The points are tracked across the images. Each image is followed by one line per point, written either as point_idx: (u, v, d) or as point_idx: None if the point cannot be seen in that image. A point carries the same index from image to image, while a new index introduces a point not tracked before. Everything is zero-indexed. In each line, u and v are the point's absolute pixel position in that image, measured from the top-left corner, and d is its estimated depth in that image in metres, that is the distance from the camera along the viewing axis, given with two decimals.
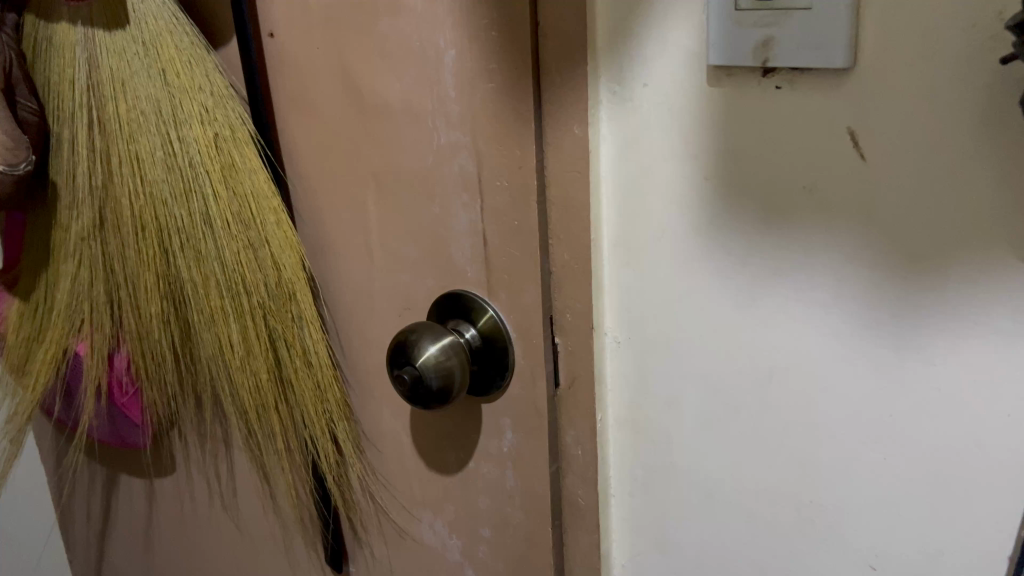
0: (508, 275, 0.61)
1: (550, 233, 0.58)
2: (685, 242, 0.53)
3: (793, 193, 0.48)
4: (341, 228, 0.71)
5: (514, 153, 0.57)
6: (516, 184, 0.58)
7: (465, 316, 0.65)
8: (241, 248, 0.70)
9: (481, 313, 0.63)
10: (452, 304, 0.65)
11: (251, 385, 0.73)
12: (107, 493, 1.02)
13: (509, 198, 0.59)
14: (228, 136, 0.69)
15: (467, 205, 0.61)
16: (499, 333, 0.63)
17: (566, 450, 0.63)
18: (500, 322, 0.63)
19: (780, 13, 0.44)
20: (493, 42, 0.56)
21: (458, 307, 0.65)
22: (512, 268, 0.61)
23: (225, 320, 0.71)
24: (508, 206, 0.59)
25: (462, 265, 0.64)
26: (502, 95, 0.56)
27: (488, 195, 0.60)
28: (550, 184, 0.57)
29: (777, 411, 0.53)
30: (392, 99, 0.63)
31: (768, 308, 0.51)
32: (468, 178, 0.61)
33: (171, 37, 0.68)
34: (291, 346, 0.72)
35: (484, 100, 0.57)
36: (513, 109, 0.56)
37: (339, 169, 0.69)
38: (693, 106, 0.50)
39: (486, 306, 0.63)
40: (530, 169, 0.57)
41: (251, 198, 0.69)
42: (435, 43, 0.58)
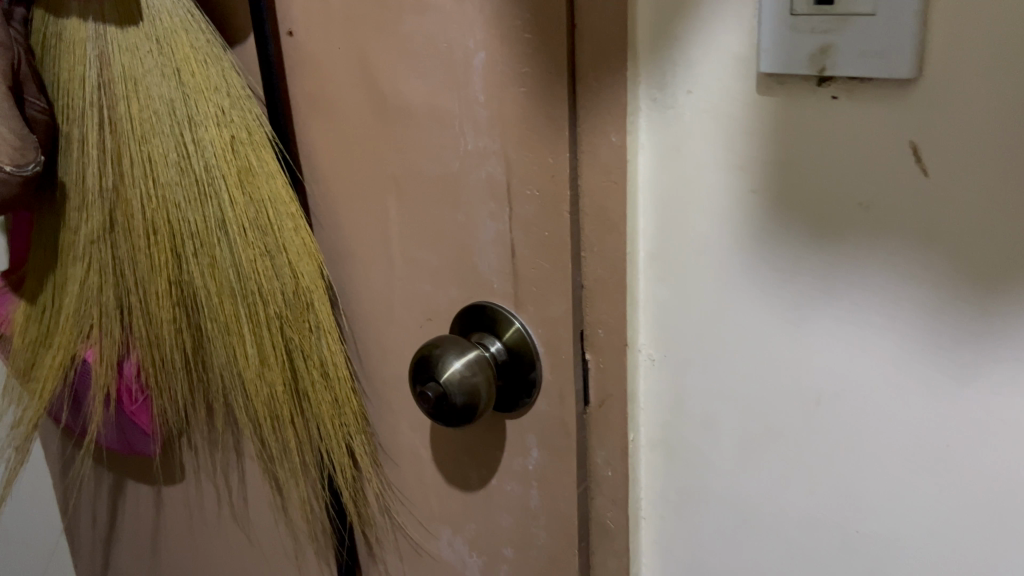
0: (537, 288, 0.58)
1: (582, 245, 0.56)
2: (728, 259, 0.50)
3: (847, 209, 0.45)
4: (360, 234, 0.68)
5: (546, 161, 0.54)
6: (547, 193, 0.55)
7: (489, 328, 0.62)
8: (257, 255, 0.67)
9: (507, 325, 0.61)
10: (476, 316, 0.63)
11: (266, 397, 0.71)
12: (113, 499, 1.00)
13: (539, 207, 0.56)
14: (245, 139, 0.66)
15: (494, 214, 0.59)
16: (525, 346, 0.61)
17: (595, 470, 0.61)
18: (526, 335, 0.60)
19: (840, 18, 0.41)
20: (526, 44, 0.53)
21: (482, 318, 0.62)
22: (541, 280, 0.58)
23: (240, 330, 0.69)
24: (538, 216, 0.56)
25: (488, 276, 0.61)
26: (535, 100, 0.54)
27: (517, 204, 0.57)
28: (584, 194, 0.54)
29: (820, 438, 0.50)
30: (416, 103, 0.60)
31: (816, 330, 0.48)
32: (495, 186, 0.58)
33: (186, 35, 0.65)
34: (308, 357, 0.70)
35: (515, 105, 0.55)
36: (545, 116, 0.53)
37: (359, 175, 0.66)
38: (740, 116, 0.47)
39: (512, 318, 0.60)
40: (563, 178, 0.54)
41: (268, 204, 0.67)
42: (463, 44, 0.56)
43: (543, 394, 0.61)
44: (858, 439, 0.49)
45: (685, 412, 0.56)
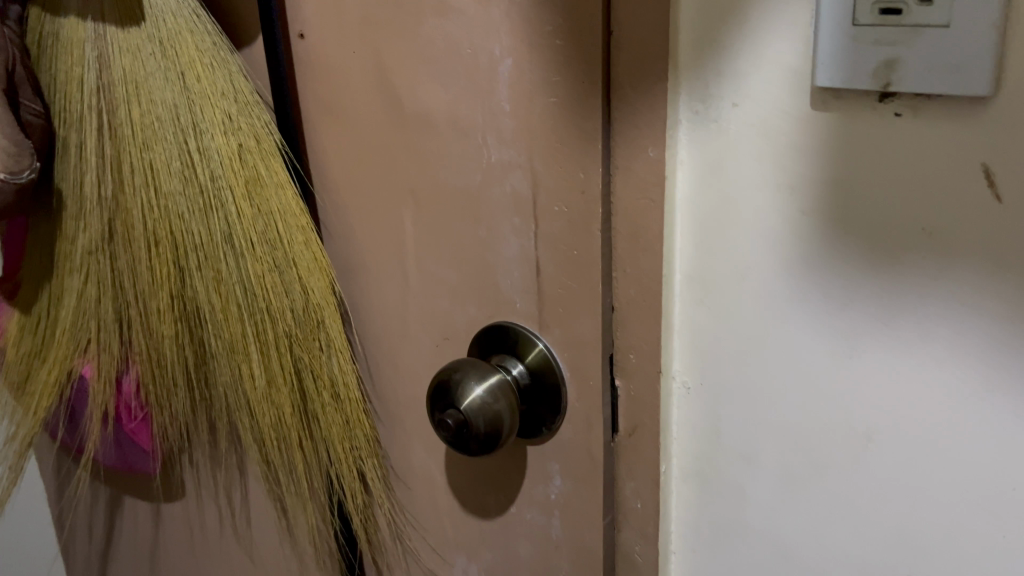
0: (563, 308, 0.55)
1: (614, 265, 0.52)
2: (773, 285, 0.47)
3: (909, 235, 0.42)
4: (374, 247, 0.65)
5: (577, 176, 0.51)
6: (576, 210, 0.52)
7: (511, 350, 0.59)
8: (266, 271, 0.65)
9: (530, 347, 0.57)
10: (496, 336, 0.59)
11: (273, 418, 0.68)
12: (111, 515, 0.96)
13: (568, 224, 0.53)
14: (253, 148, 0.63)
15: (518, 230, 0.55)
16: (550, 370, 0.57)
17: (623, 501, 0.58)
18: (550, 357, 0.57)
19: (908, 30, 0.38)
20: (557, 50, 0.49)
21: (502, 339, 0.59)
22: (568, 301, 0.55)
23: (247, 347, 0.66)
24: (567, 234, 0.53)
25: (510, 294, 0.58)
26: (566, 111, 0.50)
27: (543, 221, 0.54)
28: (616, 210, 0.51)
29: (870, 477, 0.47)
30: (436, 112, 0.56)
31: (869, 363, 0.45)
32: (521, 201, 0.54)
33: (192, 37, 0.61)
34: (318, 378, 0.67)
35: (544, 115, 0.51)
36: (577, 127, 0.50)
37: (373, 185, 0.63)
38: (790, 132, 0.44)
39: (536, 339, 0.57)
40: (595, 195, 0.51)
41: (278, 216, 0.64)
42: (488, 49, 0.52)
43: (568, 420, 0.58)
44: (912, 480, 0.45)
45: (721, 443, 0.53)
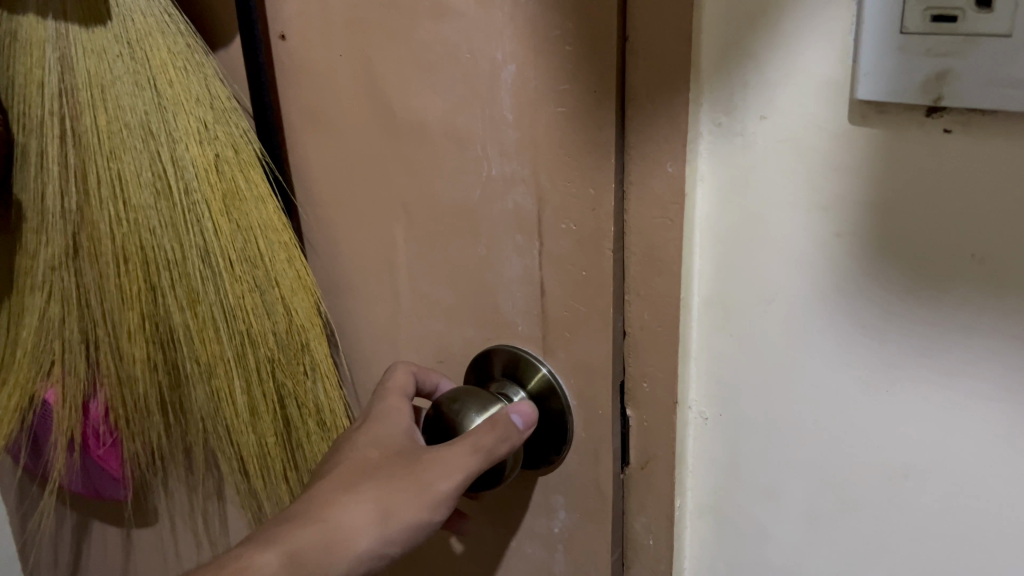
0: (569, 333, 0.51)
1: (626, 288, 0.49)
2: (802, 311, 0.44)
3: (955, 262, 0.38)
4: (365, 262, 0.61)
5: (587, 192, 0.47)
6: (585, 230, 0.48)
7: (513, 376, 0.55)
8: (246, 291, 0.61)
9: (532, 372, 0.54)
10: (495, 360, 0.55)
11: (255, 449, 0.65)
12: (77, 542, 0.92)
13: (576, 244, 0.49)
14: (232, 159, 0.59)
15: (521, 249, 0.51)
16: (554, 396, 0.54)
17: (633, 536, 0.55)
18: (554, 383, 0.53)
19: (962, 39, 0.34)
20: (566, 55, 0.45)
21: (502, 362, 0.55)
22: (575, 326, 0.51)
23: (226, 372, 0.62)
24: (574, 254, 0.49)
25: (511, 316, 0.54)
26: (576, 122, 0.46)
27: (549, 239, 0.50)
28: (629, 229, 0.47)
29: (907, 517, 0.43)
30: (431, 121, 0.52)
31: (907, 398, 0.42)
32: (524, 217, 0.50)
33: (163, 38, 0.56)
34: (302, 406, 0.65)
35: (550, 126, 0.47)
36: (587, 141, 0.46)
37: (362, 197, 0.59)
38: (825, 150, 0.40)
39: (539, 364, 0.53)
40: (607, 213, 0.47)
41: (258, 232, 0.60)
42: (490, 55, 0.48)
43: (575, 451, 0.54)
44: (948, 525, 0.42)
45: (740, 477, 0.49)
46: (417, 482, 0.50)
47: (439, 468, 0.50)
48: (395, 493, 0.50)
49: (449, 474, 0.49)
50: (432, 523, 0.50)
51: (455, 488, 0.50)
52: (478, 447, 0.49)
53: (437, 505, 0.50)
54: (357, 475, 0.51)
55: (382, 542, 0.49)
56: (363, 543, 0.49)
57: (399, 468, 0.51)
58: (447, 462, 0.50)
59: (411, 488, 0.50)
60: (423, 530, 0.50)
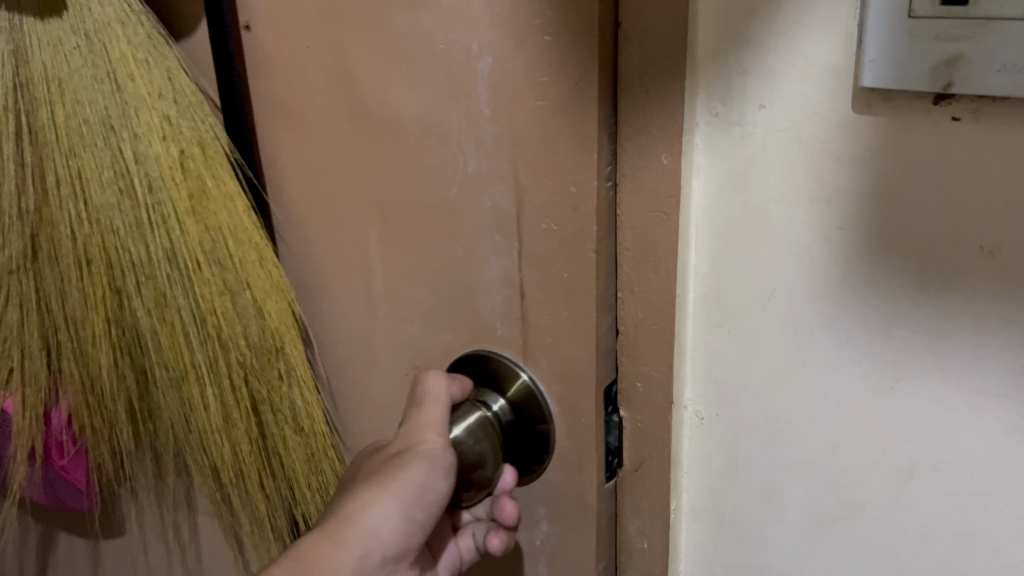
0: (551, 338, 0.50)
1: (608, 290, 0.47)
2: (804, 306, 0.42)
3: (964, 254, 0.37)
4: (339, 261, 0.59)
5: (569, 189, 0.45)
6: (567, 229, 0.46)
7: (490, 383, 0.54)
8: (216, 293, 0.58)
9: (513, 379, 0.52)
10: (471, 366, 0.54)
11: (229, 458, 0.62)
12: (42, 552, 0.90)
13: (559, 244, 0.47)
14: (196, 154, 0.57)
15: (500, 251, 0.50)
16: (535, 403, 0.52)
17: (628, 538, 0.54)
18: (535, 389, 0.52)
19: (973, 23, 0.33)
20: (545, 46, 0.43)
21: (481, 367, 0.54)
22: (556, 330, 0.49)
23: (197, 376, 0.60)
24: (556, 255, 0.47)
25: (490, 320, 0.52)
26: (555, 116, 0.44)
27: (529, 239, 0.48)
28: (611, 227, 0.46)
29: (913, 518, 0.42)
30: (408, 116, 0.50)
31: (913, 394, 0.40)
32: (503, 217, 0.49)
33: (123, 28, 0.54)
34: (278, 412, 0.63)
35: (529, 121, 0.45)
36: (567, 135, 0.44)
37: (341, 195, 0.56)
38: (828, 140, 0.39)
39: (519, 370, 0.52)
40: (590, 212, 0.45)
41: (228, 231, 0.58)
42: (465, 46, 0.46)
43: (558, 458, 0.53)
44: (954, 525, 0.41)
45: (737, 479, 0.48)
46: (402, 453, 0.50)
47: (416, 435, 0.50)
48: (388, 468, 0.49)
49: (425, 431, 0.50)
50: (438, 480, 0.49)
51: (437, 439, 0.50)
52: (429, 396, 0.51)
53: (433, 460, 0.49)
54: (351, 482, 0.50)
55: (397, 511, 0.48)
56: (374, 517, 0.48)
57: (385, 457, 0.51)
58: (417, 424, 0.51)
59: (400, 459, 0.49)
60: (434, 490, 0.49)
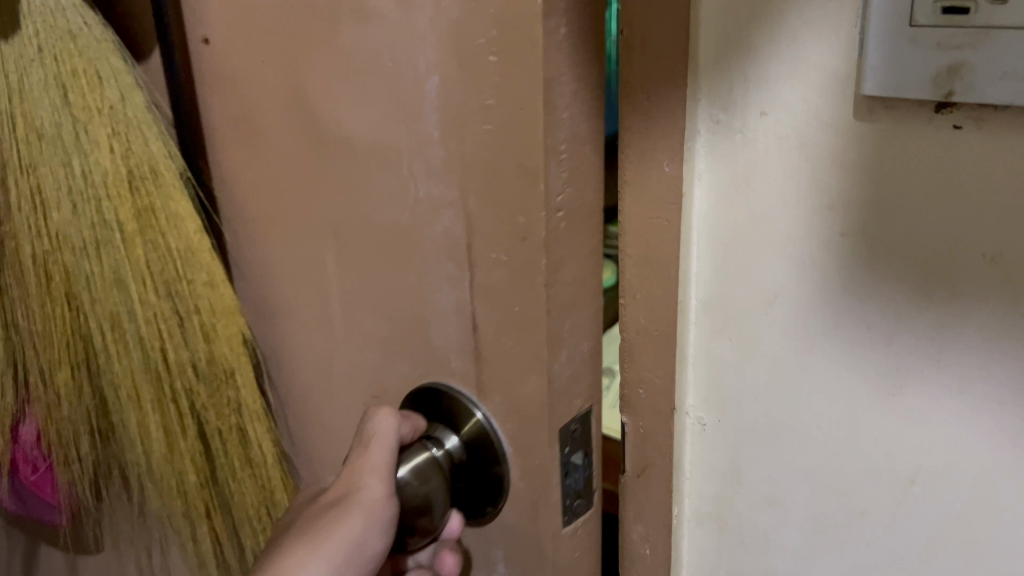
0: (502, 371, 0.50)
1: (561, 326, 0.46)
2: (806, 313, 0.42)
3: (965, 260, 0.37)
4: (304, 278, 0.62)
5: (518, 221, 0.45)
6: (519, 260, 0.46)
7: (445, 421, 0.55)
8: (166, 316, 0.65)
9: (465, 418, 0.53)
10: (430, 403, 0.56)
11: (182, 466, 0.70)
12: (27, 563, 0.94)
13: (508, 276, 0.47)
14: (148, 180, 0.61)
15: (452, 279, 0.50)
16: (484, 443, 0.53)
17: (631, 542, 0.54)
18: (484, 429, 0.53)
19: (974, 32, 0.33)
20: (492, 68, 0.42)
21: (438, 402, 0.55)
22: (506, 364, 0.50)
23: (155, 389, 0.67)
24: (507, 286, 0.47)
25: (444, 348, 0.53)
26: (501, 141, 0.43)
27: (480, 269, 0.48)
28: (565, 259, 0.45)
29: (914, 524, 0.42)
30: (357, 137, 0.52)
31: (914, 400, 0.40)
32: (454, 244, 0.49)
33: (75, 42, 0.56)
34: (222, 425, 0.70)
35: (478, 146, 0.45)
36: (515, 164, 0.43)
37: (308, 211, 0.58)
38: (830, 146, 0.39)
39: (474, 409, 0.53)
40: (537, 243, 0.44)
41: (176, 256, 0.63)
42: (413, 64, 0.46)
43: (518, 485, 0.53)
44: (956, 530, 0.41)
45: (740, 485, 0.48)
46: (343, 502, 0.52)
47: (357, 482, 0.53)
48: (330, 517, 0.52)
49: (366, 479, 0.53)
50: (375, 532, 0.52)
51: (378, 488, 0.53)
52: (373, 439, 0.53)
53: (371, 511, 0.52)
54: (290, 533, 0.53)
55: (333, 563, 0.51)
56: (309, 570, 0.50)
57: (326, 505, 0.53)
58: (361, 473, 0.53)
59: (341, 509, 0.52)
60: (369, 543, 0.52)
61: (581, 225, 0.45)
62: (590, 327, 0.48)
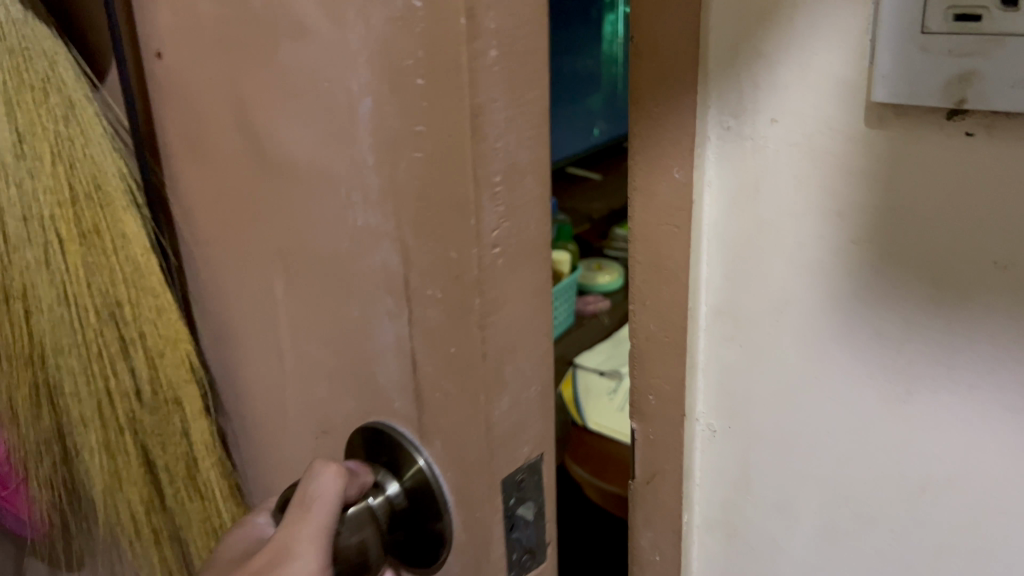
0: (444, 420, 0.40)
1: (501, 369, 0.37)
2: (816, 320, 0.42)
3: (977, 267, 0.37)
4: (250, 304, 0.55)
5: (451, 256, 0.35)
6: (451, 298, 0.36)
7: (387, 462, 0.45)
8: (113, 341, 0.60)
9: (407, 461, 0.44)
10: (370, 440, 0.46)
11: (134, 498, 0.66)
12: None
13: (445, 314, 0.37)
14: (93, 195, 0.56)
15: (392, 314, 0.41)
16: (428, 492, 0.43)
17: (641, 551, 0.54)
18: (427, 476, 0.43)
19: (985, 38, 0.33)
20: (419, 91, 0.34)
21: (378, 448, 0.46)
22: (447, 412, 0.40)
23: (94, 416, 0.61)
24: (444, 327, 0.38)
25: (387, 390, 0.44)
26: (431, 169, 0.35)
27: (418, 307, 0.39)
28: (505, 298, 0.36)
29: (923, 531, 0.42)
30: (299, 155, 0.43)
31: (925, 407, 0.40)
32: (391, 277, 0.40)
33: (13, 34, 0.51)
34: (168, 454, 0.66)
35: (409, 172, 0.36)
36: (445, 194, 0.34)
37: (257, 234, 0.50)
38: (840, 153, 0.39)
39: (415, 453, 0.43)
40: (469, 283, 0.35)
41: (121, 273, 0.58)
42: (343, 79, 0.37)
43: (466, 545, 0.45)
44: (966, 538, 0.41)
45: (750, 491, 0.48)
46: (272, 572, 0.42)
47: (290, 548, 0.43)
48: None
49: (300, 547, 0.43)
50: None
51: (314, 557, 0.43)
52: (312, 499, 0.44)
53: None
54: None
55: None
56: None
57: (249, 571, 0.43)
58: (294, 537, 0.43)
59: None
60: None
61: (526, 257, 0.36)
62: (541, 372, 0.39)
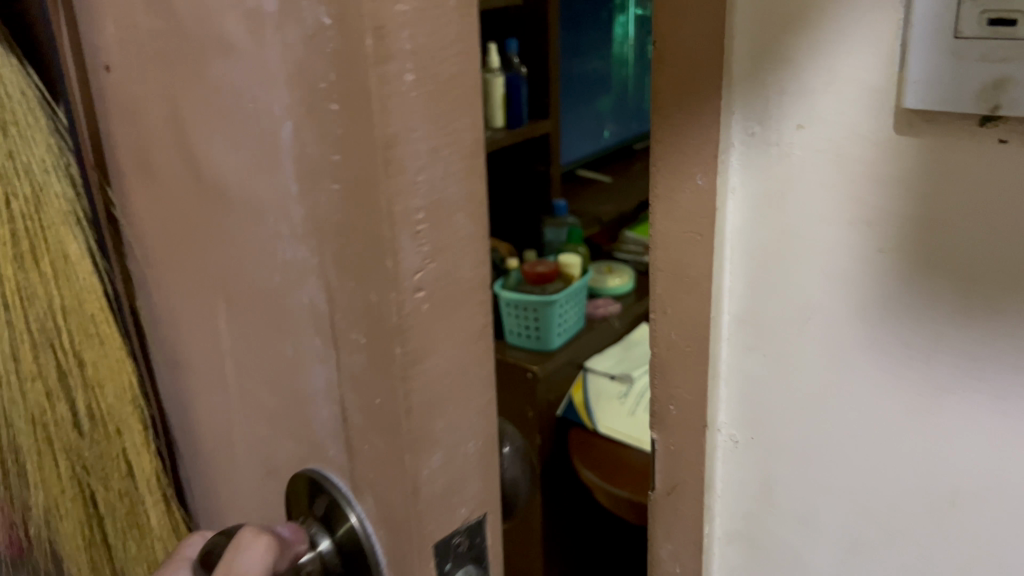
0: (373, 474, 0.34)
1: (430, 426, 0.32)
2: (843, 331, 0.41)
3: (1009, 278, 0.36)
4: (195, 334, 0.46)
5: (371, 300, 0.30)
6: (375, 345, 0.31)
7: (321, 520, 0.38)
8: (34, 368, 0.50)
9: (339, 520, 0.37)
10: (305, 492, 0.39)
11: (73, 529, 0.56)
12: None
13: (369, 363, 0.32)
14: (32, 216, 0.48)
15: (321, 358, 0.35)
16: (361, 556, 0.37)
17: (660, 563, 0.53)
18: (358, 534, 0.36)
19: (1020, 43, 0.32)
20: (331, 119, 0.28)
21: (313, 501, 0.38)
22: (376, 467, 0.34)
23: (34, 446, 0.52)
24: (366, 376, 0.32)
25: (322, 440, 0.37)
26: (349, 206, 0.29)
27: (343, 355, 0.33)
28: (434, 347, 0.31)
29: (951, 546, 0.41)
30: (228, 177, 0.37)
31: (953, 420, 0.39)
32: (318, 318, 0.34)
33: None
34: (110, 484, 0.56)
35: (328, 207, 0.31)
36: (364, 228, 0.29)
37: (194, 283, 0.43)
38: (869, 160, 0.38)
39: (348, 508, 0.36)
40: (389, 331, 0.30)
41: (76, 300, 0.50)
42: (260, 100, 0.32)
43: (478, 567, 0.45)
44: (995, 554, 0.40)
45: (773, 504, 0.47)
46: None
47: None
48: None
49: None
50: None
51: None
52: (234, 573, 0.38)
53: None
54: None
55: None
56: None
57: None
58: None
59: None
60: None
61: (456, 302, 0.31)
62: (480, 421, 0.34)
